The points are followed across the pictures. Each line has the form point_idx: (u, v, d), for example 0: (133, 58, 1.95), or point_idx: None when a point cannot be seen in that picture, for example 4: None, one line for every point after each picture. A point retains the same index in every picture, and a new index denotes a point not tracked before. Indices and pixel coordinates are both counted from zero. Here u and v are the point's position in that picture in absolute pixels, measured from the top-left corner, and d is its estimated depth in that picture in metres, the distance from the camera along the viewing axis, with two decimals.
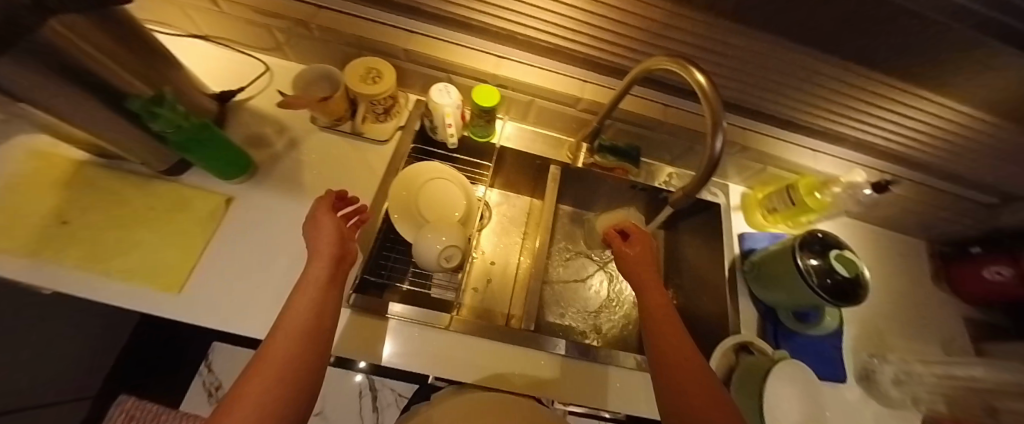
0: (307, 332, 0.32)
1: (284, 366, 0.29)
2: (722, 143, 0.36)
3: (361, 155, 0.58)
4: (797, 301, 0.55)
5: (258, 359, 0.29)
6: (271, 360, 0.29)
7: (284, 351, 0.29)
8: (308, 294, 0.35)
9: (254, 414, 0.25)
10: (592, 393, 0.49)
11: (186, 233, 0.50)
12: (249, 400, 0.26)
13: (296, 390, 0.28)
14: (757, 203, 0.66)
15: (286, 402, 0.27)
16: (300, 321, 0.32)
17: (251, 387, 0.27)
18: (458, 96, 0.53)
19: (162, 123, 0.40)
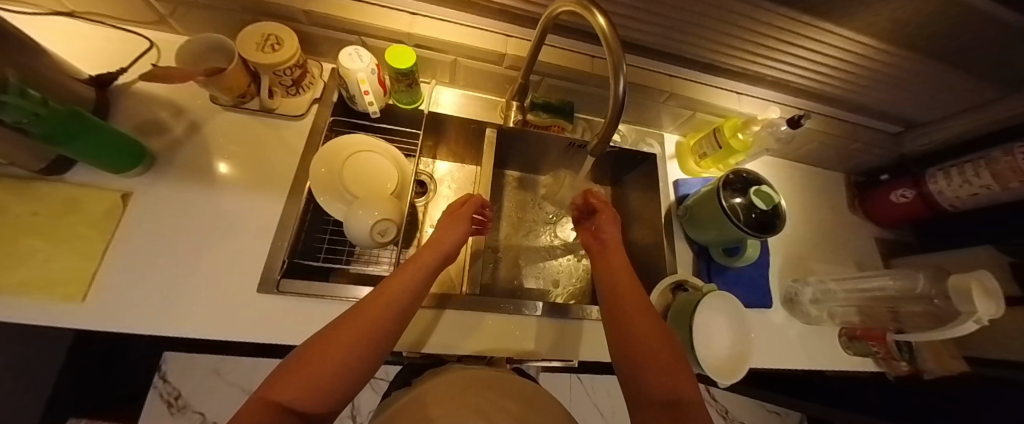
0: (392, 311, 0.35)
1: (364, 332, 0.33)
2: (624, 85, 0.36)
3: (275, 133, 0.55)
4: (723, 238, 0.58)
5: (349, 319, 0.33)
6: (360, 320, 0.33)
7: (367, 318, 0.33)
8: (411, 273, 0.40)
9: (314, 371, 0.29)
10: (557, 347, 0.53)
11: (82, 236, 0.44)
12: (322, 355, 0.30)
13: (359, 362, 0.31)
14: (689, 150, 0.69)
15: (346, 369, 0.30)
16: (396, 297, 0.36)
17: (332, 342, 0.31)
18: (371, 60, 0.50)
19: (12, 113, 0.34)
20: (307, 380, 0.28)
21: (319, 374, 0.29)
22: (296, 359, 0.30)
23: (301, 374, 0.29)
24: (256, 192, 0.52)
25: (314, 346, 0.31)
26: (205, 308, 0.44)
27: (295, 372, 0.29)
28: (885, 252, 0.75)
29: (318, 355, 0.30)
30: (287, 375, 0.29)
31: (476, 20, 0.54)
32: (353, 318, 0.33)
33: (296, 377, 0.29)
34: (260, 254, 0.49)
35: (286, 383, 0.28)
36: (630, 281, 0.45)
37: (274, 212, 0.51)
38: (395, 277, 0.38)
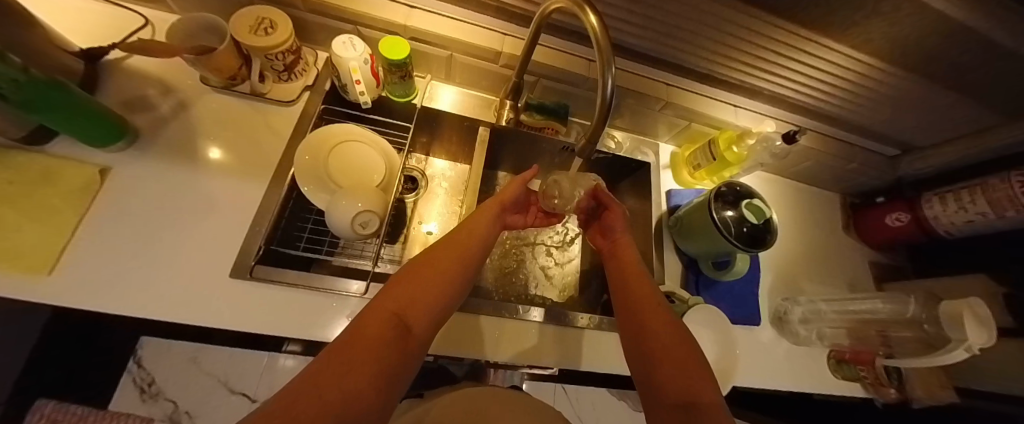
0: (472, 248, 0.39)
1: (451, 263, 0.36)
2: (612, 86, 0.36)
3: (265, 118, 0.54)
4: (713, 250, 0.57)
5: (438, 250, 0.37)
6: (449, 252, 0.37)
7: (453, 252, 0.37)
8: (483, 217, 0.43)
9: (416, 289, 0.33)
10: (542, 352, 0.51)
11: (55, 209, 0.43)
12: (419, 278, 0.34)
13: (448, 287, 0.35)
14: (683, 161, 0.68)
15: (439, 292, 0.34)
16: (474, 235, 0.41)
17: (426, 268, 0.35)
18: (364, 49, 0.49)
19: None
20: (411, 296, 0.32)
21: (419, 293, 0.33)
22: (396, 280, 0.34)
23: (405, 291, 0.32)
24: (239, 175, 0.51)
25: (410, 270, 0.35)
26: (177, 289, 0.43)
27: (401, 288, 0.33)
28: (878, 276, 0.74)
29: (416, 277, 0.34)
30: (393, 293, 0.32)
31: (473, 16, 0.54)
32: (412, 283, 0.33)
33: (400, 295, 0.32)
34: (238, 238, 0.48)
35: (395, 297, 0.32)
36: (645, 287, 0.42)
37: (256, 196, 0.50)
38: (451, 246, 0.38)
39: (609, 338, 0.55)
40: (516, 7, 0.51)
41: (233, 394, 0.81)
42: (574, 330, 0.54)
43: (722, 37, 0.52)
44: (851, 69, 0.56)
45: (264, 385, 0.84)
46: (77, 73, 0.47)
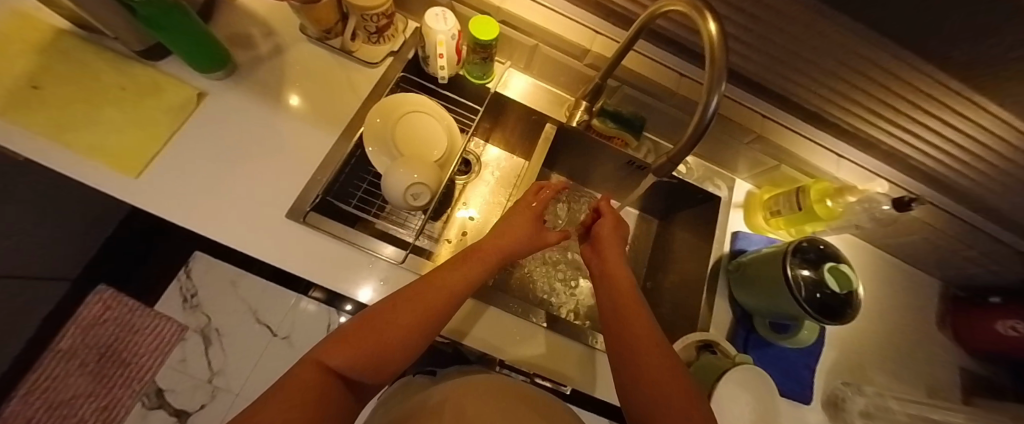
0: (442, 303, 0.37)
1: (412, 312, 0.34)
2: (716, 108, 0.31)
3: (345, 74, 0.55)
4: (776, 310, 0.50)
5: (398, 298, 0.35)
6: (410, 302, 0.35)
7: (416, 306, 0.35)
8: (463, 267, 0.41)
9: (368, 340, 0.31)
10: (554, 363, 0.48)
11: (155, 120, 0.48)
12: (372, 327, 0.32)
13: (407, 343, 0.33)
14: (761, 204, 0.61)
15: (396, 345, 0.32)
16: (449, 288, 0.38)
17: (383, 316, 0.33)
18: (454, 24, 0.49)
19: None
20: (358, 347, 0.31)
21: (368, 344, 0.31)
22: (343, 331, 0.32)
23: (352, 340, 0.31)
24: (312, 121, 0.52)
25: (363, 321, 0.33)
26: (238, 220, 0.46)
27: (344, 342, 0.31)
28: (965, 388, 0.62)
29: (365, 331, 0.32)
30: (343, 338, 0.31)
31: (570, 8, 0.51)
32: (353, 332, 0.31)
33: (343, 350, 0.30)
34: (299, 182, 0.49)
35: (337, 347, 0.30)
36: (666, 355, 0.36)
37: (321, 148, 0.51)
38: (414, 293, 0.36)
39: None
40: (617, 4, 0.47)
41: (256, 324, 0.75)
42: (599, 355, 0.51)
43: (845, 75, 0.45)
44: (1000, 135, 0.47)
45: (290, 323, 0.76)
46: (197, 4, 0.50)
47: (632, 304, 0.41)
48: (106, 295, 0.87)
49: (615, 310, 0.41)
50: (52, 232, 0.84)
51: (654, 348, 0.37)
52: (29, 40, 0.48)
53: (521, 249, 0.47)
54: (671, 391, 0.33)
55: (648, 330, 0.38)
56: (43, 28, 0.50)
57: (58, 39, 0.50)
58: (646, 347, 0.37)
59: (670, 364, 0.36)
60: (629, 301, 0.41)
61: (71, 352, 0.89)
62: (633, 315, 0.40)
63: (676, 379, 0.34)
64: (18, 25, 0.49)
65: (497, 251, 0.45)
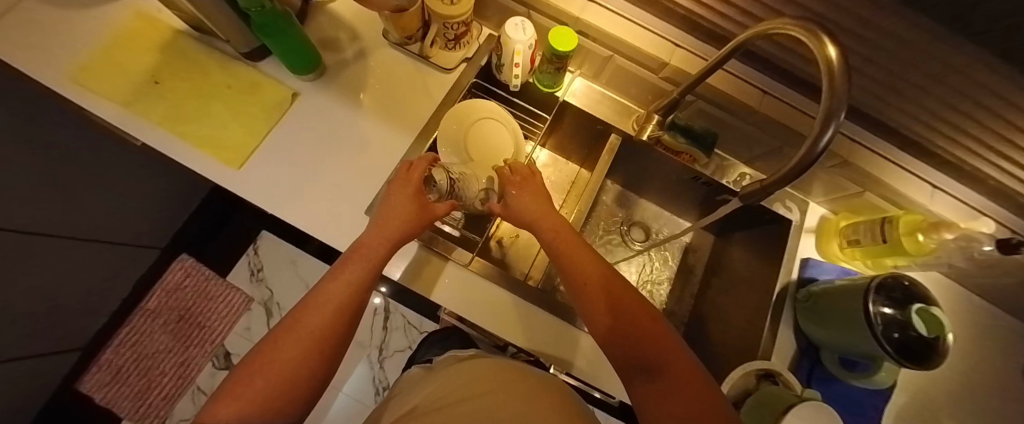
0: (325, 323, 0.36)
1: (302, 343, 0.34)
2: (831, 139, 0.28)
3: (422, 79, 0.57)
4: (850, 346, 0.48)
5: (285, 333, 0.35)
6: (295, 335, 0.35)
7: (300, 336, 0.35)
8: (340, 278, 0.40)
9: (267, 383, 0.32)
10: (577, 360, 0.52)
11: (254, 117, 0.53)
12: (266, 369, 0.32)
13: (305, 373, 0.34)
14: (836, 231, 0.58)
15: (299, 377, 0.33)
16: (333, 304, 0.37)
17: (273, 356, 0.33)
18: (532, 34, 0.49)
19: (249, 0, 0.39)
20: (260, 392, 0.31)
21: (270, 387, 0.31)
22: (236, 381, 0.32)
23: (251, 388, 0.31)
24: (390, 123, 0.55)
25: (247, 370, 0.32)
26: (323, 215, 0.50)
27: (228, 397, 0.30)
28: None
29: (247, 379, 0.31)
30: (242, 388, 0.31)
31: (650, 20, 0.50)
32: (249, 379, 0.32)
33: (231, 403, 0.30)
34: (377, 180, 0.52)
35: (236, 400, 0.30)
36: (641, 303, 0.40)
37: (398, 149, 0.54)
38: (301, 320, 0.36)
39: None
40: (704, 19, 0.45)
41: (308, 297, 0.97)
42: None
43: (960, 105, 0.41)
44: None
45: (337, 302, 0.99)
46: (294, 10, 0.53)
47: (629, 296, 0.41)
48: (188, 263, 1.02)
49: (579, 290, 0.42)
50: (150, 206, 0.93)
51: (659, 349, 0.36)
52: (153, 39, 0.54)
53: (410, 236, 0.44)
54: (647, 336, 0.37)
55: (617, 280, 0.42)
56: (162, 29, 0.55)
57: (174, 39, 0.55)
58: (622, 299, 0.40)
59: (675, 357, 0.36)
60: (610, 280, 0.42)
61: (157, 312, 1.01)
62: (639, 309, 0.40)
63: (683, 377, 0.34)
64: (144, 25, 0.55)
65: (384, 249, 0.43)
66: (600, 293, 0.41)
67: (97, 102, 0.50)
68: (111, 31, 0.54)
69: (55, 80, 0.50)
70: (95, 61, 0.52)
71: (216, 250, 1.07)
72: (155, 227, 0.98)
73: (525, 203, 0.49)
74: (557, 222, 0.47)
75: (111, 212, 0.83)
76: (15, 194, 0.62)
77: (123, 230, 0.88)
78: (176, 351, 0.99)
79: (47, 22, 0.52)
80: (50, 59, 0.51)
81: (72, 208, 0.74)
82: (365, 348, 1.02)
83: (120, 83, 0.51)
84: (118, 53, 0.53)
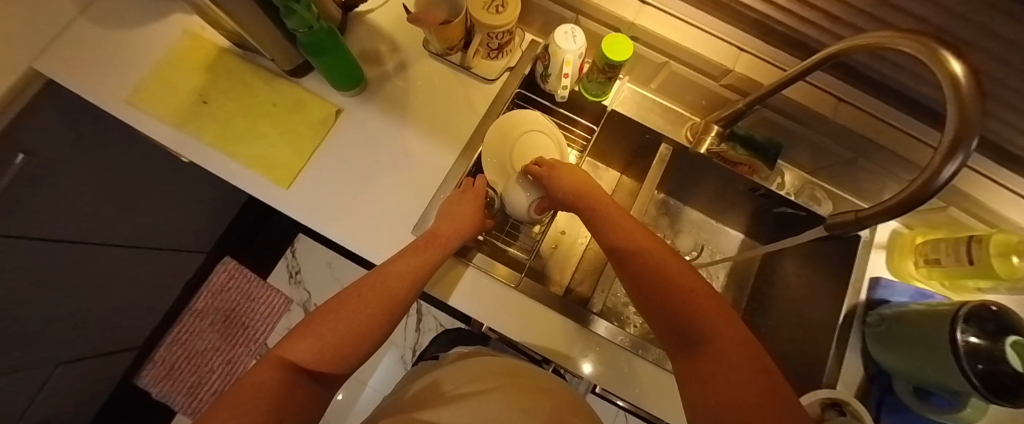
0: (399, 292, 0.38)
1: (372, 305, 0.37)
2: (955, 169, 0.21)
3: (465, 89, 0.56)
4: (926, 378, 0.45)
5: (360, 289, 0.37)
6: (370, 294, 0.37)
7: (376, 299, 0.37)
8: (418, 255, 0.42)
9: (338, 331, 0.34)
10: (627, 382, 0.50)
11: (300, 134, 0.53)
12: (339, 317, 0.35)
13: (372, 330, 0.36)
14: (911, 248, 0.54)
15: (367, 333, 0.36)
16: (408, 276, 0.39)
17: (346, 307, 0.36)
18: (583, 43, 0.47)
19: (295, 19, 0.38)
20: (331, 336, 0.34)
21: (343, 334, 0.34)
22: (310, 321, 0.35)
23: (324, 329, 0.34)
24: (434, 137, 0.54)
25: (322, 314, 0.36)
26: (372, 234, 0.50)
27: (307, 337, 0.34)
28: None
29: (326, 324, 0.34)
30: (319, 326, 0.34)
31: (711, 22, 0.46)
32: (325, 322, 0.35)
33: (307, 341, 0.33)
34: (422, 196, 0.51)
35: (310, 336, 0.33)
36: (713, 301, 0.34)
37: (442, 166, 0.53)
38: (375, 282, 0.38)
39: None
40: (780, 24, 0.41)
41: None
42: None
43: None
44: None
45: None
46: (336, 23, 0.52)
47: (683, 286, 0.35)
48: (231, 265, 1.07)
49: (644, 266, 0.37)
50: (198, 213, 0.97)
51: (717, 349, 0.30)
52: (200, 59, 0.54)
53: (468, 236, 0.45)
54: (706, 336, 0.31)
55: (688, 282, 0.35)
56: (207, 50, 0.55)
57: (220, 56, 0.55)
58: (686, 296, 0.34)
59: (740, 357, 0.29)
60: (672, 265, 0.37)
61: (204, 312, 1.06)
62: (696, 299, 0.33)
63: (748, 380, 0.27)
64: (192, 43, 0.55)
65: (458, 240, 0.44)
66: (638, 281, 0.37)
67: (152, 125, 0.51)
68: (160, 51, 0.54)
69: (113, 104, 0.51)
70: (147, 83, 0.53)
71: (257, 252, 1.11)
72: (203, 232, 1.02)
73: (565, 187, 0.45)
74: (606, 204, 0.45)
75: (161, 220, 0.86)
76: (75, 209, 0.65)
77: (172, 236, 0.92)
78: (223, 349, 1.04)
79: (100, 44, 0.53)
80: (105, 82, 0.52)
81: (126, 218, 0.77)
82: (399, 349, 1.05)
83: (173, 104, 0.52)
84: (168, 74, 0.53)
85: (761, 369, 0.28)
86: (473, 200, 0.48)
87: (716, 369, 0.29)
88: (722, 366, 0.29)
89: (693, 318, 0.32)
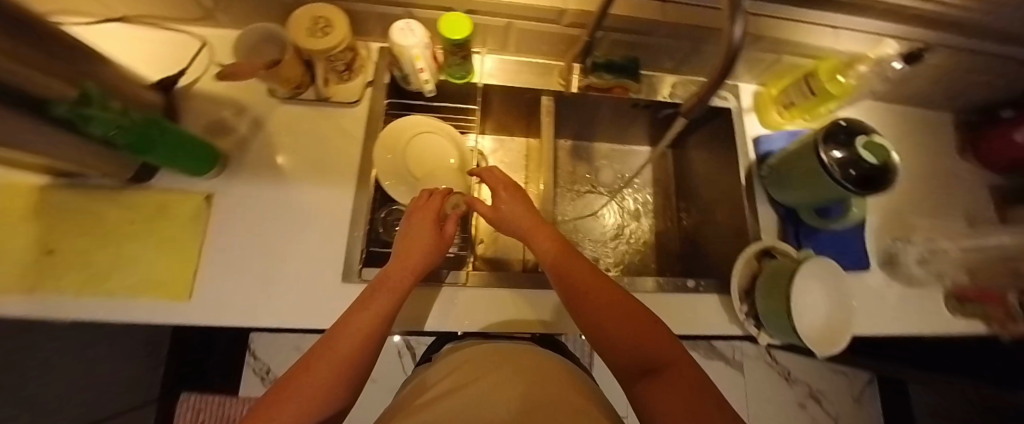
0: (374, 335, 0.31)
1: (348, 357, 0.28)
2: (742, 33, 0.22)
3: (333, 122, 0.53)
4: (816, 199, 0.52)
5: (325, 340, 0.29)
6: (341, 342, 0.29)
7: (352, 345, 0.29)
8: (385, 290, 0.35)
9: (307, 399, 0.25)
10: None
11: (176, 240, 0.47)
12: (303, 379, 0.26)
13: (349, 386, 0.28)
14: (771, 100, 0.61)
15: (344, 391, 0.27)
16: (378, 314, 0.33)
17: (312, 365, 0.27)
18: (423, 33, 0.46)
19: (104, 127, 0.34)
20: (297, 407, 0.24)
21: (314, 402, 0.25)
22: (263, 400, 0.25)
23: (286, 401, 0.24)
24: (321, 181, 0.51)
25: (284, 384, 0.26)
26: (299, 304, 0.47)
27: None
28: (1004, 204, 0.64)
29: (293, 393, 0.25)
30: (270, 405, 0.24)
31: None
32: (287, 393, 0.25)
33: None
34: (335, 242, 0.49)
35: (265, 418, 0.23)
36: (658, 327, 0.33)
37: (342, 206, 0.51)
38: (342, 331, 0.30)
39: (708, 301, 0.55)
40: None
41: None
42: (665, 294, 0.54)
43: None
44: None
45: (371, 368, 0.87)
46: (159, 108, 0.47)
47: (623, 314, 0.34)
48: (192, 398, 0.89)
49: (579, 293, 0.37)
50: (128, 365, 0.86)
51: (668, 373, 0.29)
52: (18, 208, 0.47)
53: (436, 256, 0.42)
54: (655, 365, 0.30)
55: (627, 309, 0.35)
56: (20, 190, 0.46)
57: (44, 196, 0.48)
58: (632, 324, 0.33)
59: (685, 380, 0.28)
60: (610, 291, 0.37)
61: None
62: (635, 325, 0.33)
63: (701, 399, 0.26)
64: None
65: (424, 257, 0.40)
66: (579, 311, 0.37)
67: None
68: None
69: None
70: None
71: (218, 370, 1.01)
72: (144, 381, 0.91)
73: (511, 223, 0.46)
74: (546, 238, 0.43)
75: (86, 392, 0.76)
76: None
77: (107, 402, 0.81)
78: None
79: None
80: None
81: None
82: None
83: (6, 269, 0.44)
84: None
85: (701, 385, 0.28)
86: (433, 214, 0.43)
87: (680, 389, 0.27)
88: (679, 387, 0.27)
89: (638, 346, 0.31)
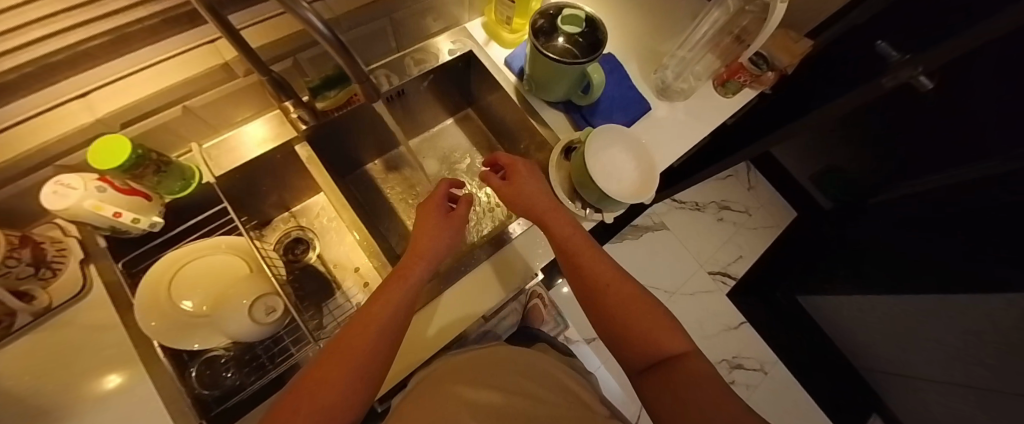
0: (388, 330, 0.37)
1: (366, 356, 0.35)
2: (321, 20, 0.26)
3: (74, 327, 0.43)
4: (569, 83, 0.55)
5: (348, 335, 0.36)
6: (358, 339, 0.35)
7: (368, 339, 0.35)
8: (396, 286, 0.41)
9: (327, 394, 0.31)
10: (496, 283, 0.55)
11: None
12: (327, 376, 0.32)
13: (367, 377, 0.34)
14: (496, 24, 0.62)
15: (358, 380, 0.34)
16: (394, 317, 0.38)
17: (338, 362, 0.33)
18: (84, 181, 0.37)
19: None
20: (314, 402, 0.31)
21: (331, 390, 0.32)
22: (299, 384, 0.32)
23: (313, 393, 0.31)
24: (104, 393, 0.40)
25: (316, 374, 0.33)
26: None
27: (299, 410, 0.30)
28: None
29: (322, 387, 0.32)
30: (298, 402, 0.31)
31: (158, 48, 0.40)
32: (318, 387, 0.32)
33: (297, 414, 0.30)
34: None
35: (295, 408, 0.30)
36: (656, 317, 0.43)
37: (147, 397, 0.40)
38: (361, 327, 0.36)
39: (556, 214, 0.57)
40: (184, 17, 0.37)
41: None
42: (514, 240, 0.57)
43: None
44: None
45: None
46: None
47: (632, 305, 0.44)
48: None
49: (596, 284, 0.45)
50: None
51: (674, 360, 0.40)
52: None
53: (447, 238, 0.48)
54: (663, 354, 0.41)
55: (634, 299, 0.44)
56: None
57: None
58: (644, 320, 0.43)
59: (684, 365, 0.39)
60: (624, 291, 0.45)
61: None
62: (643, 319, 0.43)
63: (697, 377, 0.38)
64: None
65: (436, 249, 0.46)
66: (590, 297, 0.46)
67: None
68: None
69: None
70: None
71: None
72: None
73: (522, 201, 0.51)
74: (561, 233, 0.48)
75: None
76: None
77: None
78: None
79: None
80: None
81: None
82: None
83: None
84: None
85: (695, 367, 0.39)
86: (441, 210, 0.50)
87: (683, 372, 0.38)
88: (680, 372, 0.38)
89: (646, 335, 0.42)
